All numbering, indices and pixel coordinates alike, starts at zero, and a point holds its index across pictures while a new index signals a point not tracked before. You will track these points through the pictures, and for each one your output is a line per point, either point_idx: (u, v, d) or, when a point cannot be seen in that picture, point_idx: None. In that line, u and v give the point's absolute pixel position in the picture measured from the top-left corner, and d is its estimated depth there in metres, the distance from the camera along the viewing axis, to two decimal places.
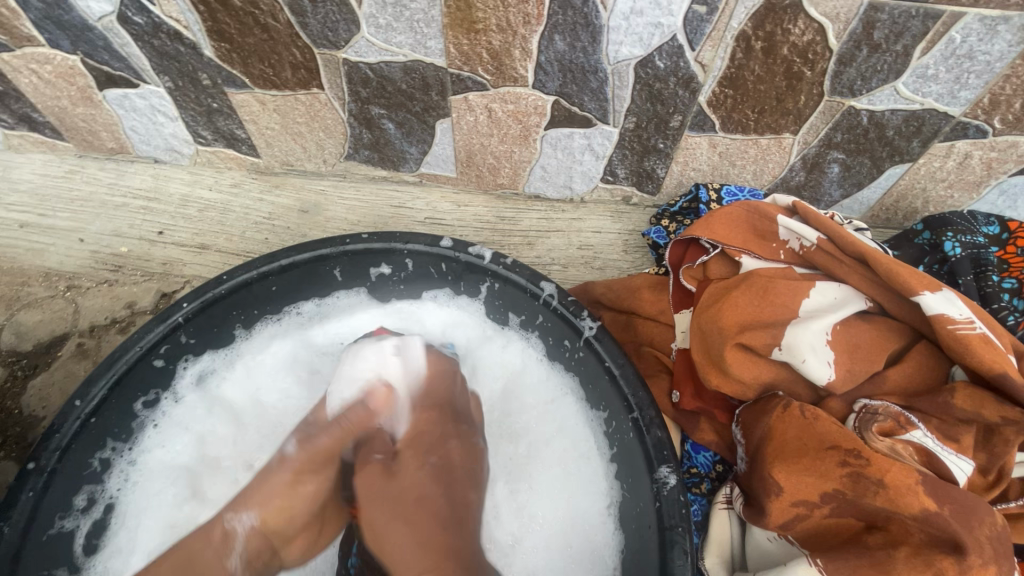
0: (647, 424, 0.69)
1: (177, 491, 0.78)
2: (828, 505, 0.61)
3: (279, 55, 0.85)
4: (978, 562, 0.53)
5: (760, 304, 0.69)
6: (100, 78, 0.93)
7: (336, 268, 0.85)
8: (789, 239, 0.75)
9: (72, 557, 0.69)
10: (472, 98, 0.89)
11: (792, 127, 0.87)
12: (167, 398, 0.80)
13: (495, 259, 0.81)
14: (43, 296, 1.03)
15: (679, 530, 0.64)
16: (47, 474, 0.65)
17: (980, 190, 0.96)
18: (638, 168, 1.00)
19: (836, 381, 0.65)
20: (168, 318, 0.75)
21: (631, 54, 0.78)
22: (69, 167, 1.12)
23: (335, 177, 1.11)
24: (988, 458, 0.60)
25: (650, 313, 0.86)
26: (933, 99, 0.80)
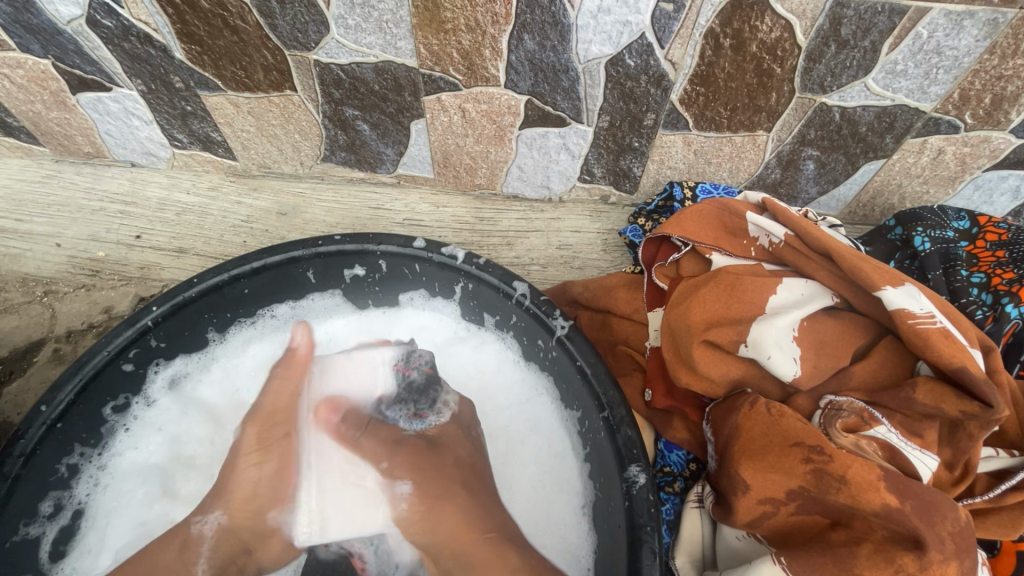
0: (617, 423, 0.69)
1: (145, 491, 0.70)
2: (794, 503, 0.60)
3: (250, 58, 0.85)
4: (939, 559, 0.53)
5: (726, 300, 0.69)
6: (73, 82, 0.93)
7: (309, 270, 0.85)
8: (759, 235, 0.75)
9: (36, 564, 0.66)
10: (446, 98, 0.89)
11: (765, 124, 0.87)
12: (138, 402, 0.78)
13: (468, 259, 0.82)
14: (19, 302, 1.03)
15: (649, 529, 0.63)
16: (11, 480, 0.66)
17: (956, 186, 0.96)
18: (614, 167, 1.00)
19: (802, 377, 0.65)
20: (137, 321, 0.76)
21: (601, 52, 0.78)
22: (46, 172, 1.11)
23: (313, 180, 1.11)
24: (953, 452, 0.60)
25: (624, 312, 0.86)
26: (904, 95, 0.80)
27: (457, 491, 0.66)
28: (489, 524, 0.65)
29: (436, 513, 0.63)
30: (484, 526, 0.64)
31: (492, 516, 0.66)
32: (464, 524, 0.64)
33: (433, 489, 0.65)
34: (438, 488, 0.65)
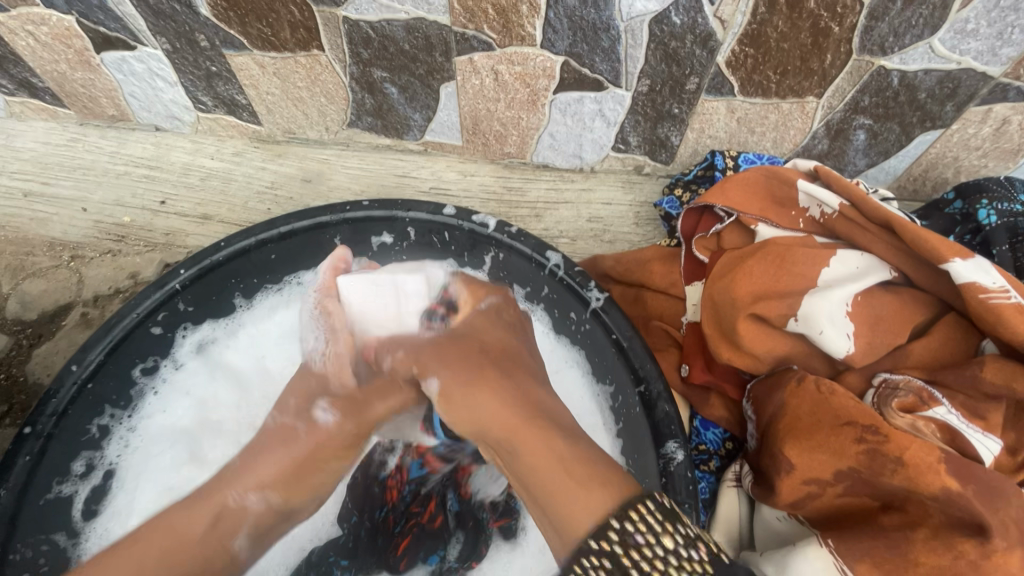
0: (655, 398, 0.67)
1: (175, 455, 0.76)
2: (841, 484, 0.58)
3: (277, 14, 0.81)
4: (1003, 547, 0.49)
5: (775, 273, 0.66)
6: (97, 40, 0.90)
7: (337, 236, 0.82)
8: (810, 205, 0.71)
9: (72, 522, 0.68)
10: (478, 59, 0.85)
11: (816, 90, 0.82)
12: (167, 364, 0.78)
13: (500, 228, 0.79)
14: (47, 266, 1.03)
15: (686, 507, 0.62)
16: (43, 439, 0.65)
17: (1018, 159, 0.90)
18: (651, 136, 0.96)
19: (856, 354, 0.61)
20: (166, 284, 0.74)
21: (645, 9, 0.73)
22: (71, 135, 1.10)
23: (338, 146, 1.08)
24: (1017, 437, 0.56)
25: (659, 286, 0.82)
26: (972, 57, 0.74)
27: (497, 379, 0.61)
28: (535, 411, 0.59)
29: (474, 399, 0.60)
30: (529, 409, 0.59)
31: (534, 401, 0.60)
32: (502, 414, 0.58)
33: (472, 363, 0.63)
34: (473, 374, 0.62)
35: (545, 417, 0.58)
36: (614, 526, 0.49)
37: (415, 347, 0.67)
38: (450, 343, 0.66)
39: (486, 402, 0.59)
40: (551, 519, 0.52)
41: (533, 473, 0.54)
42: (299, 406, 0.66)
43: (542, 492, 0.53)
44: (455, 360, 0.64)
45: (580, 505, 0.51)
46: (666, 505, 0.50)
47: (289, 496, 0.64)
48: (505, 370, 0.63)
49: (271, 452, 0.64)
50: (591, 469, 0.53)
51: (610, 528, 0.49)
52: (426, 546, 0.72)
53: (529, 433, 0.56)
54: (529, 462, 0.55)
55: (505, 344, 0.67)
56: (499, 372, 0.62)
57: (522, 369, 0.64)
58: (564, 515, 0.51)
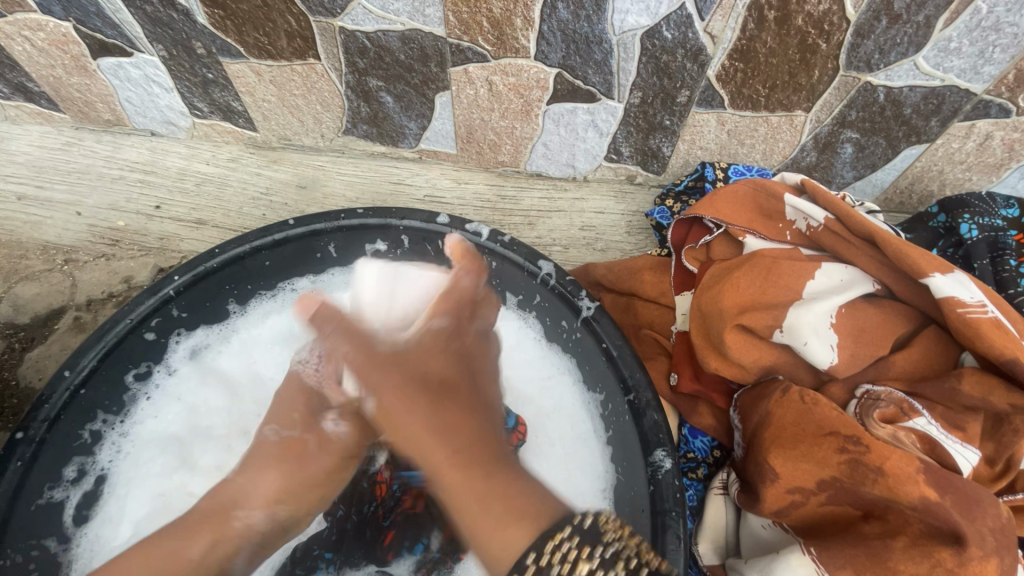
0: (644, 406, 0.68)
1: (166, 461, 0.76)
2: (824, 493, 0.59)
3: (273, 23, 0.82)
4: (979, 555, 0.51)
5: (762, 285, 0.67)
6: (94, 46, 0.91)
7: (331, 243, 0.83)
8: (796, 219, 0.72)
9: (62, 528, 0.68)
10: (473, 70, 0.86)
11: (804, 104, 0.84)
12: (160, 370, 0.79)
13: (492, 237, 0.80)
14: (40, 270, 1.03)
15: (672, 514, 0.63)
16: (36, 444, 0.66)
17: (1001, 173, 0.92)
18: (643, 147, 0.97)
19: (839, 365, 0.63)
20: (160, 290, 0.75)
21: (637, 24, 0.74)
22: (66, 139, 1.10)
23: (333, 153, 1.09)
24: (996, 448, 0.58)
25: (651, 295, 0.83)
26: (955, 75, 0.76)
27: (449, 403, 0.63)
28: (463, 444, 0.60)
29: (413, 421, 0.61)
30: (460, 443, 0.60)
31: (474, 433, 0.61)
32: (426, 437, 0.60)
33: (411, 391, 0.63)
34: (423, 393, 0.63)
35: (479, 449, 0.60)
36: (536, 560, 0.51)
37: (396, 346, 0.67)
38: (391, 366, 0.65)
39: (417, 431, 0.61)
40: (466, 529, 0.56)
41: (455, 498, 0.57)
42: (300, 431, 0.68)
43: (460, 511, 0.56)
44: (393, 390, 0.63)
45: (506, 539, 0.53)
46: (586, 527, 0.53)
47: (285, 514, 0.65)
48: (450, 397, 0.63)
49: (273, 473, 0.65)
50: (513, 503, 0.55)
51: (529, 562, 0.51)
52: (410, 537, 0.71)
53: (452, 463, 0.58)
54: (450, 491, 0.57)
55: (450, 372, 0.66)
56: (438, 398, 0.63)
57: (457, 398, 0.64)
58: (488, 550, 0.54)
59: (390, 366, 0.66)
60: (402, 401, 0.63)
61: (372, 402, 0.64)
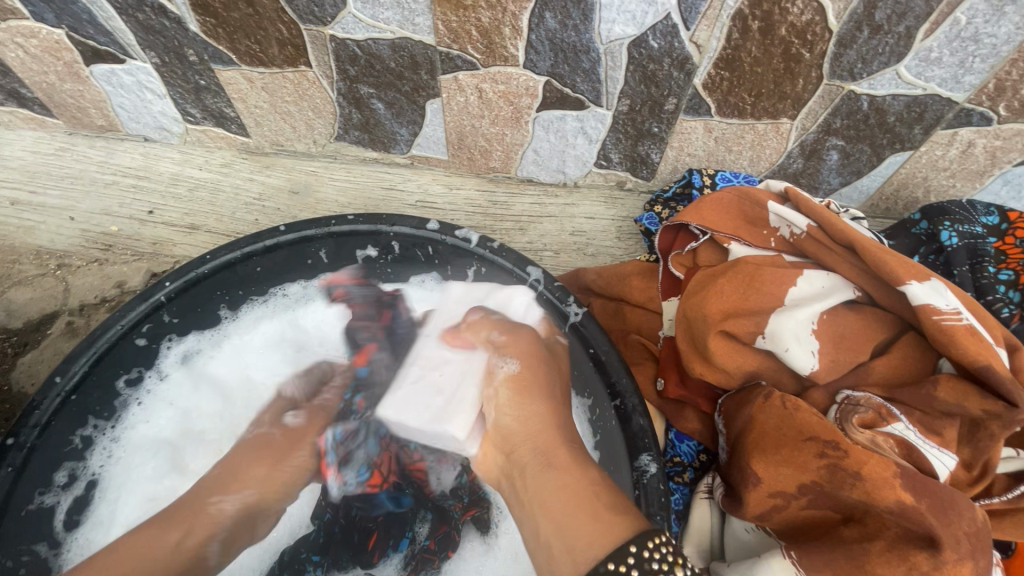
0: (630, 411, 0.70)
1: (157, 466, 0.73)
2: (806, 498, 0.60)
3: (265, 31, 0.83)
4: (953, 559, 0.52)
5: (745, 291, 0.68)
6: (86, 53, 0.92)
7: (322, 250, 0.84)
8: (780, 226, 0.74)
9: (53, 532, 0.67)
10: (463, 78, 0.87)
11: (790, 112, 0.85)
12: (151, 375, 0.77)
13: (482, 243, 0.82)
14: (33, 275, 1.03)
15: (658, 518, 0.64)
16: (26, 450, 0.68)
17: (984, 180, 0.93)
18: (632, 153, 0.98)
19: (819, 371, 0.64)
20: (151, 296, 0.78)
21: (624, 33, 0.75)
22: (59, 145, 1.11)
23: (326, 159, 1.10)
24: (972, 452, 0.60)
25: (639, 301, 0.85)
26: (936, 84, 0.77)
27: (555, 397, 0.65)
28: (571, 436, 0.63)
29: (532, 410, 0.63)
30: (569, 436, 0.62)
31: (566, 429, 0.64)
32: (550, 420, 0.63)
33: (535, 381, 0.65)
34: (538, 386, 0.65)
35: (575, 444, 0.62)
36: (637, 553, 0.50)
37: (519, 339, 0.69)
38: (540, 359, 0.67)
39: (539, 415, 0.63)
40: (538, 508, 0.56)
41: (552, 478, 0.57)
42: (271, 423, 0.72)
43: (547, 498, 0.56)
44: (528, 378, 0.65)
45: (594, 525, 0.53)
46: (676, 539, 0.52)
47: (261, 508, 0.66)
48: (555, 393, 0.66)
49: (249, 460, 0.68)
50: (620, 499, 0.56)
51: (627, 552, 0.50)
52: (395, 531, 0.69)
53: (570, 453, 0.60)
54: (562, 475, 0.58)
55: (548, 372, 0.67)
56: (554, 394, 0.65)
57: (563, 400, 0.66)
58: (581, 541, 0.52)
59: (535, 357, 0.67)
60: (524, 388, 0.64)
61: (507, 368, 0.66)
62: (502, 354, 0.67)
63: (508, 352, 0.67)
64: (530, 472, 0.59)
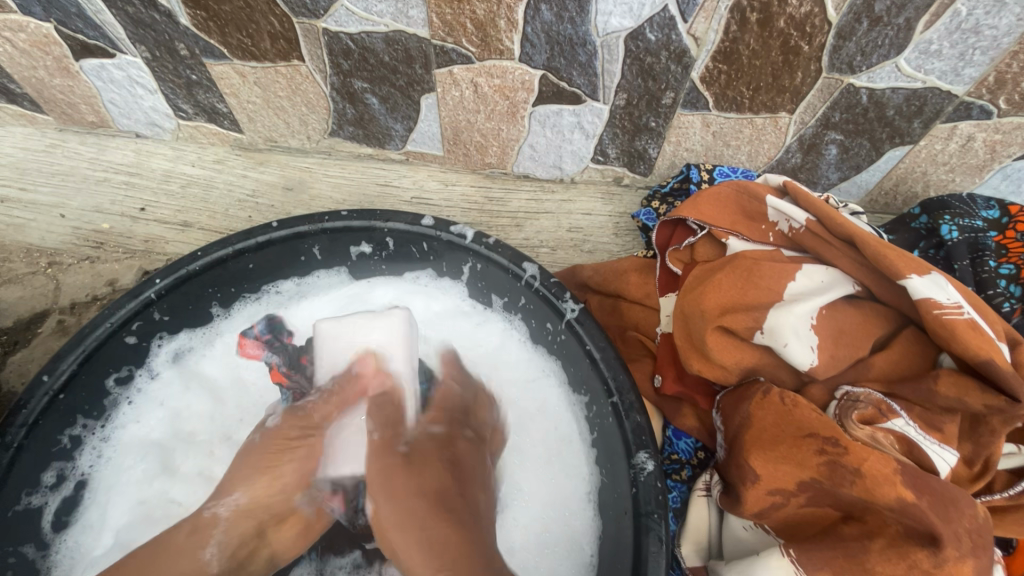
0: (627, 408, 0.67)
1: (146, 468, 0.75)
2: (805, 494, 0.59)
3: (256, 24, 0.82)
4: (955, 556, 0.51)
5: (743, 287, 0.67)
6: (75, 48, 0.90)
7: (315, 246, 0.82)
8: (778, 220, 0.73)
9: (41, 533, 0.68)
10: (458, 72, 0.86)
11: (788, 106, 0.84)
12: (141, 374, 0.78)
13: (478, 238, 0.79)
14: (24, 273, 1.02)
15: (655, 517, 0.62)
16: (13, 450, 0.64)
17: (984, 174, 0.93)
18: (629, 148, 0.97)
19: (819, 366, 0.63)
20: (141, 293, 0.74)
21: (620, 26, 0.74)
22: (50, 141, 1.09)
23: (320, 155, 1.09)
24: (973, 449, 0.59)
25: (635, 296, 0.83)
26: (936, 77, 0.76)
27: (462, 510, 0.64)
28: (481, 552, 0.62)
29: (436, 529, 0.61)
30: (477, 552, 0.61)
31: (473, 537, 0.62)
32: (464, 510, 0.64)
33: (438, 480, 0.65)
34: (439, 505, 0.63)
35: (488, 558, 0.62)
36: None
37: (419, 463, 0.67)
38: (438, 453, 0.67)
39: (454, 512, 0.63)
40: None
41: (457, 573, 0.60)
42: (275, 454, 0.68)
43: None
44: (434, 477, 0.65)
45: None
46: None
47: (256, 519, 0.66)
48: (457, 506, 0.64)
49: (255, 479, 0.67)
50: None
51: None
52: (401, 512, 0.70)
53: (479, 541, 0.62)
54: None
55: (442, 485, 0.65)
56: (461, 503, 0.64)
57: (474, 479, 0.68)
58: None
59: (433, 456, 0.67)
60: (430, 490, 0.64)
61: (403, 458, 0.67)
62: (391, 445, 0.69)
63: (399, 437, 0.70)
64: None
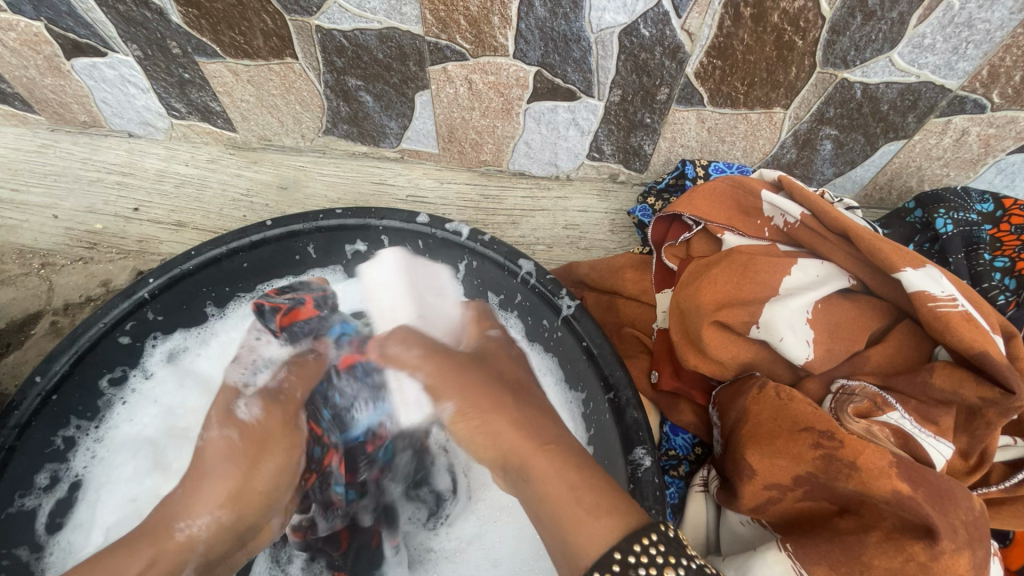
0: (624, 404, 0.68)
1: (136, 466, 0.67)
2: (801, 489, 0.59)
3: (249, 22, 0.81)
4: (950, 549, 0.51)
5: (738, 281, 0.67)
6: (66, 46, 0.90)
7: (310, 245, 0.82)
8: (774, 215, 0.72)
9: (34, 537, 0.65)
10: (452, 69, 0.86)
11: (783, 101, 0.84)
12: (135, 373, 0.74)
13: (473, 236, 0.80)
14: (17, 274, 1.01)
15: (653, 512, 0.62)
16: (7, 450, 0.66)
17: (978, 169, 0.93)
18: (624, 145, 0.97)
19: (815, 360, 0.63)
20: (134, 293, 0.75)
21: (615, 21, 0.74)
22: (42, 141, 1.09)
23: (315, 153, 1.08)
24: (969, 441, 0.59)
25: (632, 293, 0.84)
26: (930, 71, 0.77)
27: (507, 399, 0.62)
28: (546, 437, 0.59)
29: (492, 423, 0.60)
30: (542, 435, 0.59)
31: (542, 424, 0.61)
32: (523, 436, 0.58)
33: (490, 397, 0.61)
34: (488, 402, 0.61)
35: (556, 437, 0.59)
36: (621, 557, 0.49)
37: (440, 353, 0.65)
38: (466, 368, 0.64)
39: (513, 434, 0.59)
40: (542, 508, 0.55)
41: (549, 481, 0.55)
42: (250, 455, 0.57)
43: (544, 497, 0.55)
44: (482, 400, 0.61)
45: (588, 544, 0.50)
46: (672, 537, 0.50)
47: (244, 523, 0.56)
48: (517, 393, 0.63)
49: (221, 472, 0.56)
50: (600, 495, 0.53)
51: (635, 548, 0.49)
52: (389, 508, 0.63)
53: (535, 462, 0.57)
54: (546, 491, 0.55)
55: (512, 372, 0.66)
56: (519, 392, 0.64)
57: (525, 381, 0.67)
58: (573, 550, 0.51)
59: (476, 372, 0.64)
60: (472, 413, 0.60)
61: (448, 411, 0.61)
62: (435, 397, 0.62)
63: (438, 393, 0.62)
64: (517, 471, 0.57)
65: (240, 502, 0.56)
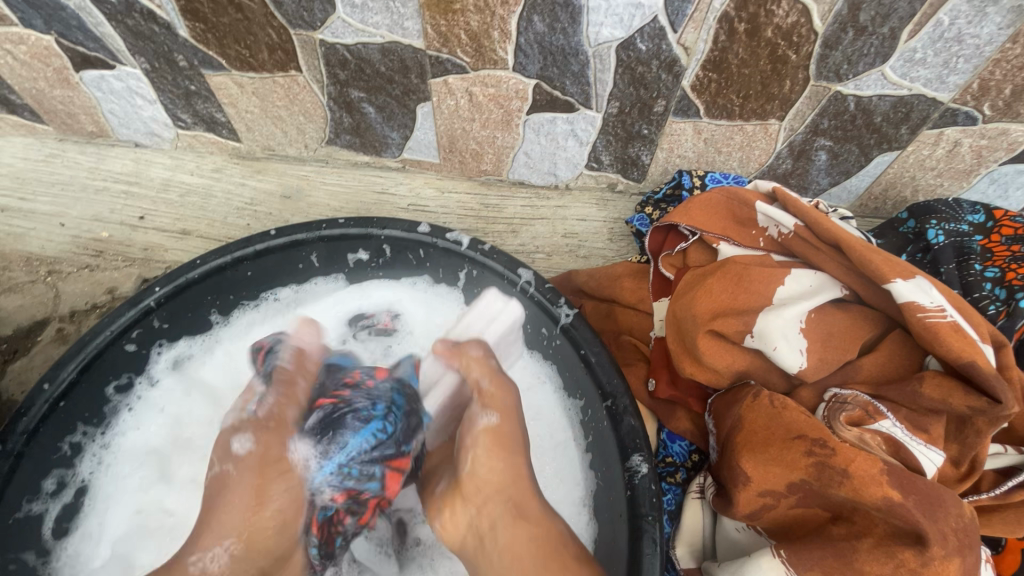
0: (621, 412, 0.69)
1: (143, 476, 0.76)
2: (794, 496, 0.60)
3: (254, 36, 0.83)
4: (940, 555, 0.52)
5: (733, 291, 0.68)
6: (76, 59, 0.91)
7: (313, 253, 0.84)
8: (768, 226, 0.74)
9: (41, 540, 0.68)
10: (453, 81, 0.87)
11: (778, 113, 0.86)
12: (141, 381, 0.79)
13: (473, 245, 0.81)
14: (23, 281, 1.03)
15: (650, 518, 0.64)
16: (14, 457, 0.65)
17: (971, 179, 0.94)
18: (622, 155, 0.99)
19: (807, 369, 0.64)
20: (141, 301, 0.75)
21: (612, 36, 0.76)
22: (49, 151, 1.10)
23: (317, 163, 1.10)
24: (960, 449, 0.60)
25: (630, 301, 0.84)
26: (921, 84, 0.78)
27: (520, 457, 0.67)
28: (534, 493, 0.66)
29: (507, 455, 0.66)
30: (529, 487, 0.66)
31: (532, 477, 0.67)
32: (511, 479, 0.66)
33: (513, 443, 0.67)
34: (518, 447, 0.67)
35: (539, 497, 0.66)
36: None
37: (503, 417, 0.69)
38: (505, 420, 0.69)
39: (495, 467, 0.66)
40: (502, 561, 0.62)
41: (506, 530, 0.63)
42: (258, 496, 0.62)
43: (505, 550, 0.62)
44: (504, 435, 0.67)
45: None
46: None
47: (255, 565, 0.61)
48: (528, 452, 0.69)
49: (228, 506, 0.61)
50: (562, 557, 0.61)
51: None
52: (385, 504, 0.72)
53: (513, 524, 0.63)
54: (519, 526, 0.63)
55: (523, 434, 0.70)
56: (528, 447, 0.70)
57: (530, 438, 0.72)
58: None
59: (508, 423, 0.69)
60: (503, 443, 0.67)
61: (489, 419, 0.68)
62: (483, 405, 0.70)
63: (489, 403, 0.70)
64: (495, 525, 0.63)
65: (251, 538, 0.60)
